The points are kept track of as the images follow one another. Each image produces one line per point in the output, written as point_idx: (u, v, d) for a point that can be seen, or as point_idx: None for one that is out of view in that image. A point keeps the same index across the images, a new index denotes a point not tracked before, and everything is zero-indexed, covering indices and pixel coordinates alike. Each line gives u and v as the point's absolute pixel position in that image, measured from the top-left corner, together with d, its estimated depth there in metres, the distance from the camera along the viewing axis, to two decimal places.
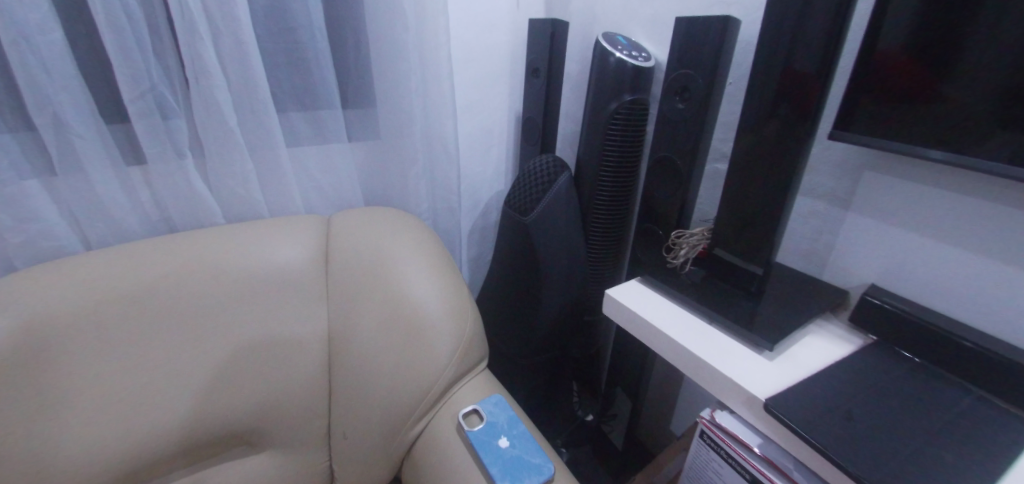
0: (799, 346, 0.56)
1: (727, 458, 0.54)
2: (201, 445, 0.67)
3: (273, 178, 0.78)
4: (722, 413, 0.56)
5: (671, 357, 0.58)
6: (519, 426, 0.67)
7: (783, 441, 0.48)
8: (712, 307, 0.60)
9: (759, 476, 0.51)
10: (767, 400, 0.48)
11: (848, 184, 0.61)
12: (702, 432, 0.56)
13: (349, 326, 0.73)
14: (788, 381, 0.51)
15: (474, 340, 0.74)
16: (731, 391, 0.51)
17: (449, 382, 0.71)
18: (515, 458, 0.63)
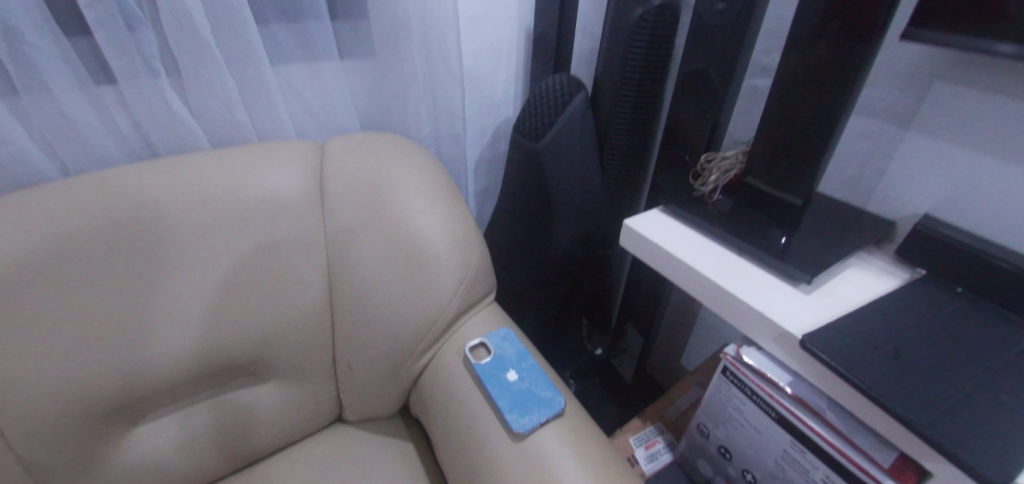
0: (839, 280, 0.51)
1: (752, 395, 0.51)
2: (205, 376, 0.66)
3: (260, 99, 0.71)
4: (749, 349, 0.52)
5: (696, 292, 0.53)
6: (529, 359, 0.65)
7: (816, 379, 0.44)
8: (743, 237, 0.55)
9: (787, 414, 0.48)
10: (803, 336, 0.44)
11: (912, 99, 0.53)
12: (725, 368, 0.54)
13: (348, 258, 0.69)
14: (828, 317, 0.47)
15: (481, 272, 0.70)
16: (763, 327, 0.47)
17: (455, 316, 0.69)
18: (524, 392, 0.61)
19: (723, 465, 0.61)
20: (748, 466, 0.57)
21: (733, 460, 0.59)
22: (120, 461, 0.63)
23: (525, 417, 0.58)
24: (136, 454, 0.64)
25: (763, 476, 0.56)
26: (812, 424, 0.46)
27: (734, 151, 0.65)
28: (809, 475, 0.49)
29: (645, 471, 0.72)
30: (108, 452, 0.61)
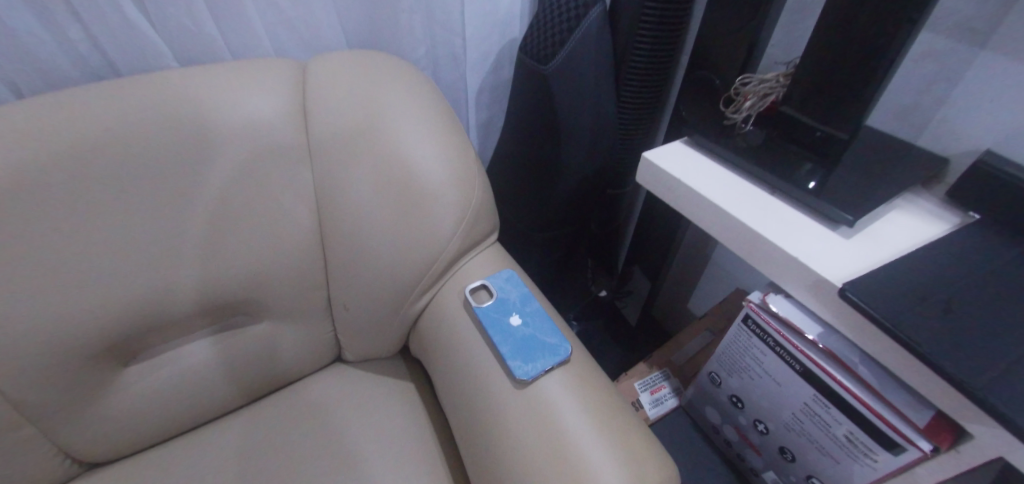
0: (883, 224, 0.46)
1: (775, 347, 0.49)
2: (190, 317, 0.62)
3: (228, 7, 0.62)
4: (776, 297, 0.48)
5: (721, 234, 0.48)
6: (533, 303, 0.61)
7: (851, 333, 0.41)
8: (777, 174, 0.49)
9: (813, 367, 0.45)
10: (844, 284, 0.39)
11: (994, 11, 0.44)
12: (747, 317, 0.50)
13: (338, 193, 0.63)
14: (869, 265, 0.42)
15: (482, 210, 0.65)
16: (795, 273, 0.43)
17: (454, 256, 0.64)
18: (528, 337, 0.58)
19: (733, 414, 0.62)
20: (761, 417, 0.57)
21: (744, 410, 0.60)
22: (114, 399, 0.61)
23: (529, 363, 0.55)
24: (129, 393, 0.62)
25: (776, 427, 0.56)
26: (841, 379, 0.43)
27: (775, 75, 0.57)
28: (830, 430, 0.47)
29: (649, 416, 0.72)
30: (100, 391, 0.59)
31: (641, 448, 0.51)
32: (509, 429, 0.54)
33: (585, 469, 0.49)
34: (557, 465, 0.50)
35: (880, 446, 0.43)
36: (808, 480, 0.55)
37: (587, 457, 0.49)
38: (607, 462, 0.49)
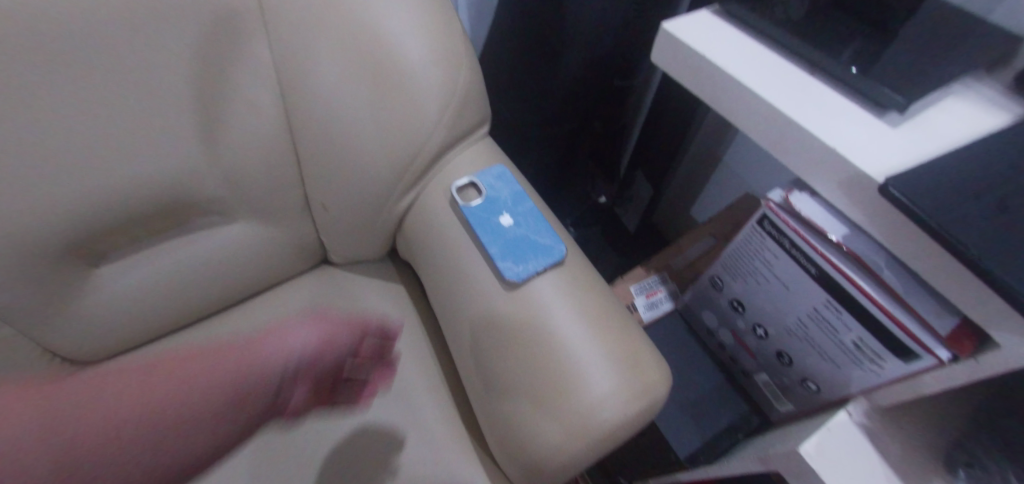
0: (934, 112, 0.40)
1: (790, 249, 0.45)
2: (153, 218, 0.57)
3: None
4: (799, 195, 0.43)
5: (748, 121, 0.42)
6: (526, 202, 0.56)
7: (880, 235, 0.37)
8: (818, 51, 0.42)
9: (831, 272, 0.41)
10: (888, 180, 0.34)
11: None
12: (763, 217, 0.46)
13: (306, 76, 0.55)
14: (915, 159, 0.36)
15: (471, 96, 0.57)
16: (830, 165, 0.37)
17: (441, 149, 0.58)
18: (520, 237, 0.54)
19: (732, 319, 0.61)
20: (761, 321, 0.56)
21: (744, 314, 0.58)
22: (84, 304, 0.57)
23: (521, 265, 0.52)
24: (98, 298, 0.58)
25: (777, 331, 0.54)
26: (861, 284, 0.39)
27: None
28: (838, 335, 0.45)
29: (643, 319, 0.72)
30: (65, 297, 0.56)
31: (638, 353, 0.49)
32: (499, 332, 0.51)
33: (577, 373, 0.47)
34: (547, 368, 0.48)
35: (890, 354, 0.40)
36: (802, 383, 0.54)
37: (579, 361, 0.47)
38: (601, 366, 0.47)
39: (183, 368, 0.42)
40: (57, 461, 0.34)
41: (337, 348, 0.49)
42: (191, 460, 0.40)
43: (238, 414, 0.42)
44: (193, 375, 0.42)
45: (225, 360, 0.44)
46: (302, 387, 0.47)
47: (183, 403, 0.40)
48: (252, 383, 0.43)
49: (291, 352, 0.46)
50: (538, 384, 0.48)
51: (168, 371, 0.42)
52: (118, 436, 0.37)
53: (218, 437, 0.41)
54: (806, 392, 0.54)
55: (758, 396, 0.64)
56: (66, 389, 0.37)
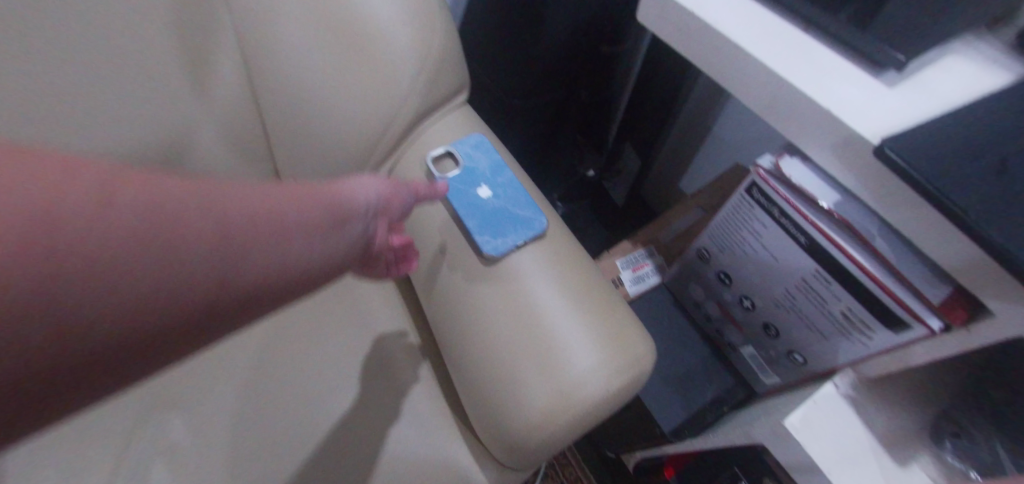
0: (933, 72, 0.38)
1: (779, 218, 0.43)
2: None
3: None
4: (789, 160, 0.41)
5: (738, 82, 0.40)
6: (505, 173, 0.54)
7: (873, 200, 0.35)
8: (812, 5, 0.39)
9: (821, 241, 0.40)
10: (883, 141, 0.32)
11: None
12: (751, 185, 0.44)
13: (269, 32, 0.54)
14: (912, 119, 0.34)
15: (447, 61, 0.54)
16: (820, 127, 0.35)
17: (415, 117, 0.55)
18: (499, 209, 0.52)
19: (719, 291, 0.60)
20: (748, 293, 0.54)
21: (731, 286, 0.57)
22: None
23: (499, 238, 0.50)
24: None
25: (764, 304, 0.53)
26: (852, 253, 0.38)
27: None
28: (826, 306, 0.44)
29: (629, 293, 0.71)
30: None
31: (623, 327, 0.48)
32: (479, 308, 0.50)
33: (559, 350, 0.45)
34: (529, 344, 0.46)
35: (880, 324, 0.39)
36: (788, 355, 0.53)
37: (561, 336, 0.46)
38: (583, 342, 0.46)
39: (228, 187, 0.30)
40: (65, 273, 0.22)
41: (396, 206, 0.42)
42: (236, 289, 0.28)
43: (307, 268, 0.32)
44: (236, 201, 0.29)
45: (275, 194, 0.32)
46: (371, 236, 0.39)
47: (242, 220, 0.29)
48: (321, 238, 0.34)
49: (349, 200, 0.37)
50: (519, 361, 0.46)
51: (210, 191, 0.29)
52: (146, 253, 0.25)
53: (275, 282, 0.31)
54: (793, 364, 0.53)
55: (744, 368, 0.63)
56: (62, 181, 0.23)
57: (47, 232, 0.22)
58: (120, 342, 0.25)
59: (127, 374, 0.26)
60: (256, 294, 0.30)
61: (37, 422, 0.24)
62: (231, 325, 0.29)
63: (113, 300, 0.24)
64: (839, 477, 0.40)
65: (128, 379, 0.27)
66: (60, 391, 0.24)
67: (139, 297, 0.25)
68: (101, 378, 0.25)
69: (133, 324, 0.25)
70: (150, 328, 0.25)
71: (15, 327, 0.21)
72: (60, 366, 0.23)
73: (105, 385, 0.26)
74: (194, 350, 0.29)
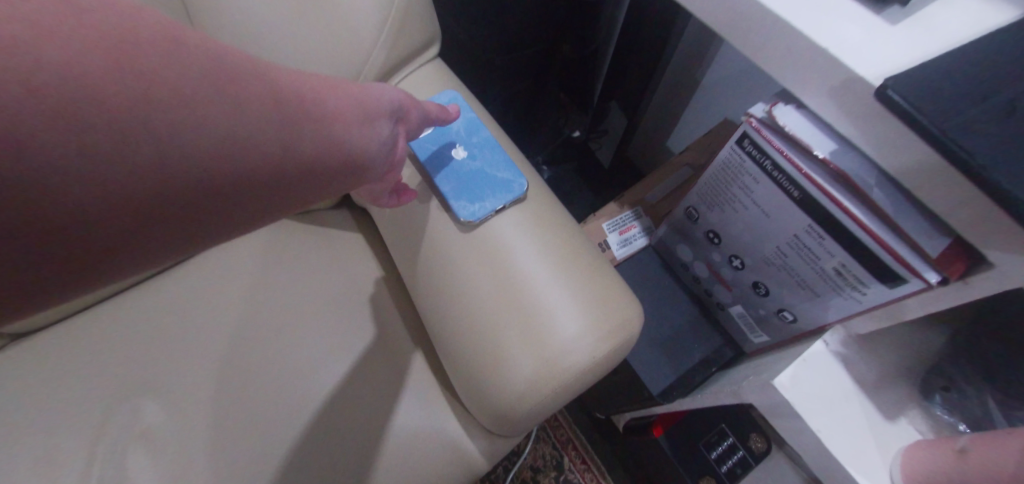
0: (942, 5, 0.34)
1: (771, 171, 0.40)
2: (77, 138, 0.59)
3: None
4: (784, 109, 0.38)
5: (732, 21, 0.37)
6: (482, 133, 0.53)
7: (871, 148, 0.33)
8: None
9: (815, 194, 0.37)
10: (886, 81, 0.29)
11: None
12: (743, 137, 0.41)
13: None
14: (916, 59, 0.32)
15: (414, 12, 0.53)
16: (818, 68, 0.33)
17: (384, 70, 0.56)
18: (475, 172, 0.50)
19: (708, 251, 0.58)
20: (738, 252, 0.53)
21: (721, 246, 0.55)
22: None
23: (476, 204, 0.48)
24: None
25: (754, 262, 0.51)
26: (847, 205, 0.36)
27: None
28: (819, 263, 0.42)
29: (616, 256, 0.69)
30: None
31: (609, 290, 0.46)
32: (460, 275, 0.48)
33: (542, 315, 0.44)
34: (513, 311, 0.45)
35: (874, 279, 0.37)
36: (778, 314, 0.52)
37: (544, 302, 0.44)
38: (568, 308, 0.44)
39: (271, 67, 0.34)
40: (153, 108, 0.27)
41: (412, 117, 0.46)
42: (280, 156, 0.33)
43: (336, 151, 0.37)
44: (279, 79, 0.34)
45: (308, 84, 0.37)
46: (391, 138, 0.43)
47: (225, 105, 0.30)
48: (346, 127, 0.38)
49: (372, 102, 0.41)
50: (502, 329, 0.45)
51: (259, 68, 0.33)
52: (213, 105, 0.29)
53: (310, 157, 0.35)
54: (782, 322, 0.52)
55: (733, 329, 0.62)
56: (147, 33, 0.28)
57: (141, 72, 0.27)
58: (186, 186, 0.29)
59: (190, 226, 0.30)
60: (293, 166, 0.34)
61: (100, 266, 0.28)
62: (274, 194, 0.34)
63: (185, 143, 0.28)
64: (829, 435, 0.40)
65: (190, 233, 0.31)
66: (141, 226, 0.28)
67: (203, 146, 0.29)
68: (170, 221, 0.29)
69: (202, 169, 0.29)
70: (211, 179, 0.30)
71: (108, 149, 0.26)
72: (141, 200, 0.28)
73: (172, 231, 0.30)
74: (243, 218, 0.33)
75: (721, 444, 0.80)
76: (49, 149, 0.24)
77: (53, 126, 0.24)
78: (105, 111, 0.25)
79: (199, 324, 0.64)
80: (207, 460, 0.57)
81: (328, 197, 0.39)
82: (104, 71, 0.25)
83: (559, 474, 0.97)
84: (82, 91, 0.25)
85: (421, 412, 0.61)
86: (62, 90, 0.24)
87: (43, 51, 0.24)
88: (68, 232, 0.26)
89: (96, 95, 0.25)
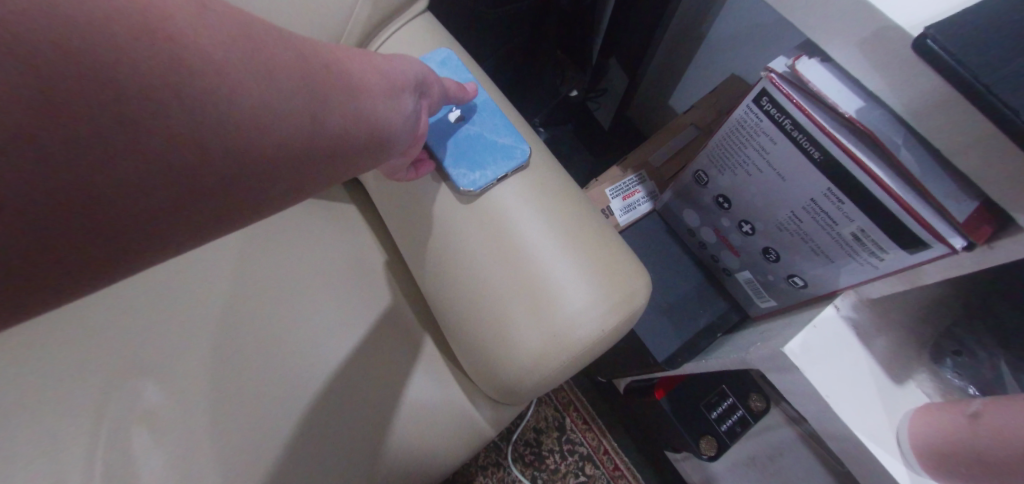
0: None
1: (790, 131, 0.38)
2: None
3: None
4: (809, 62, 0.35)
5: None
6: (478, 96, 0.50)
7: (901, 106, 0.30)
8: None
9: (838, 155, 0.35)
10: (927, 29, 0.26)
11: None
12: (762, 93, 0.39)
13: None
14: (956, 6, 0.29)
15: None
16: (850, 14, 0.30)
17: (371, 20, 0.53)
18: (473, 138, 0.48)
19: (716, 215, 0.56)
20: (748, 217, 0.51)
21: (730, 210, 0.53)
22: None
23: (477, 172, 0.46)
24: None
25: (765, 227, 0.50)
26: (871, 166, 0.34)
27: None
28: (835, 227, 0.41)
29: (620, 222, 0.67)
30: None
31: (618, 260, 0.44)
32: (465, 246, 0.46)
33: (550, 287, 0.42)
34: (520, 282, 0.43)
35: (894, 244, 0.35)
36: (787, 279, 0.51)
37: (551, 273, 0.43)
38: (576, 280, 0.42)
39: (294, 37, 0.34)
40: (187, 74, 0.26)
41: (434, 92, 0.45)
42: (309, 128, 0.33)
43: (361, 124, 0.37)
44: (304, 49, 0.34)
45: (331, 55, 0.36)
46: (414, 114, 0.42)
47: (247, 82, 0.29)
48: (371, 100, 0.37)
49: (393, 74, 0.41)
50: (510, 301, 0.43)
51: (283, 40, 0.33)
52: (243, 75, 0.29)
53: (337, 129, 0.35)
54: (791, 288, 0.51)
55: (738, 294, 0.62)
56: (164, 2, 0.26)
57: (169, 38, 0.26)
58: (222, 161, 0.29)
59: (224, 202, 0.30)
60: (323, 138, 0.34)
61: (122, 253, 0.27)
62: (304, 168, 0.34)
63: (220, 111, 0.28)
64: (838, 400, 0.39)
65: (224, 211, 0.30)
66: (180, 204, 0.28)
67: (233, 121, 0.28)
68: (206, 197, 0.29)
69: (236, 142, 0.29)
70: (246, 151, 0.30)
71: (145, 119, 0.25)
72: (178, 180, 0.27)
73: (210, 212, 0.30)
74: (274, 193, 0.33)
75: (722, 404, 0.80)
76: (85, 116, 0.23)
77: (86, 94, 0.23)
78: (139, 81, 0.25)
79: (196, 299, 0.62)
80: (211, 435, 0.57)
81: (352, 172, 0.39)
82: (130, 32, 0.24)
83: (561, 434, 0.98)
84: (114, 54, 0.24)
85: (425, 384, 0.61)
86: (95, 53, 0.23)
87: (66, 7, 0.22)
88: (111, 209, 0.25)
89: (121, 60, 0.24)
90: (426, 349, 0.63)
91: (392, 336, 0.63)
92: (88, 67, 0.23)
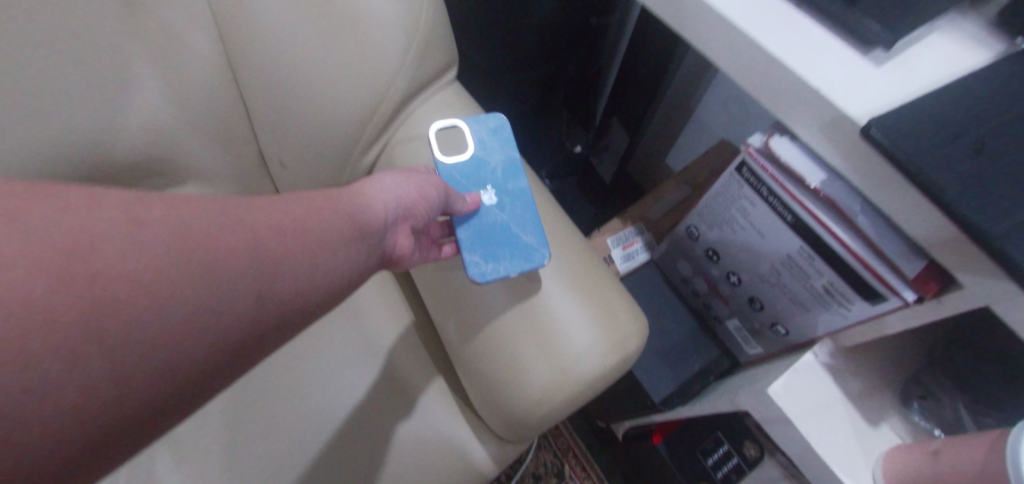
0: (920, 47, 0.37)
1: (767, 197, 0.45)
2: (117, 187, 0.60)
3: None
4: (780, 139, 0.42)
5: (732, 63, 0.41)
6: (518, 184, 0.55)
7: (856, 178, 0.37)
8: None
9: (806, 219, 0.42)
10: (869, 121, 0.33)
11: None
12: (742, 164, 0.46)
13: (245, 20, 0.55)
14: (896, 98, 0.35)
15: (434, 39, 0.56)
16: (810, 103, 0.37)
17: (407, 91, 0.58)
18: (500, 225, 0.52)
19: (707, 267, 0.62)
20: (735, 269, 0.57)
21: (719, 263, 0.59)
22: None
23: (489, 265, 0.50)
24: None
25: (750, 278, 0.55)
26: (834, 228, 0.40)
27: None
28: (809, 280, 0.46)
29: (620, 270, 0.73)
30: None
31: (618, 304, 0.49)
32: (479, 291, 0.52)
33: (554, 326, 0.47)
34: (525, 326, 0.48)
35: (858, 296, 0.41)
36: (772, 326, 0.56)
37: (557, 316, 0.48)
38: (579, 320, 0.47)
39: (245, 212, 0.36)
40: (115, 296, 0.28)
41: (418, 212, 0.46)
42: (256, 303, 0.34)
43: (315, 284, 0.38)
44: (254, 224, 0.36)
45: (281, 221, 0.38)
46: (372, 260, 0.44)
47: (178, 279, 0.31)
48: (324, 258, 0.39)
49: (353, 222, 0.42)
50: (518, 343, 0.48)
51: (226, 220, 0.35)
52: (178, 271, 0.31)
53: (292, 293, 0.36)
54: (776, 335, 0.56)
55: (729, 340, 0.66)
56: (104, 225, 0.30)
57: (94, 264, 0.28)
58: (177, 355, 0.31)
59: (195, 378, 0.32)
60: (274, 302, 0.35)
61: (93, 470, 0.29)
62: (263, 336, 0.35)
63: (168, 306, 0.30)
64: (818, 439, 0.43)
65: (191, 394, 0.32)
66: (156, 389, 0.30)
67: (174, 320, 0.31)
68: (172, 386, 0.31)
69: (181, 336, 0.31)
70: (201, 334, 0.32)
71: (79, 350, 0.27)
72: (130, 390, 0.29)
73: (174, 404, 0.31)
74: (246, 357, 0.35)
75: (717, 451, 0.82)
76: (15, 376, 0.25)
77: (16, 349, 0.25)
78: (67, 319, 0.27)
79: None
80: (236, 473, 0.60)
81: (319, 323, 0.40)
82: (72, 266, 0.28)
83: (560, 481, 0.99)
84: (50, 303, 0.27)
85: (437, 418, 0.64)
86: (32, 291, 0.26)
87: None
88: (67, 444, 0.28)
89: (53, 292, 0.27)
90: (437, 383, 0.67)
91: (406, 369, 0.68)
92: (39, 322, 0.26)
